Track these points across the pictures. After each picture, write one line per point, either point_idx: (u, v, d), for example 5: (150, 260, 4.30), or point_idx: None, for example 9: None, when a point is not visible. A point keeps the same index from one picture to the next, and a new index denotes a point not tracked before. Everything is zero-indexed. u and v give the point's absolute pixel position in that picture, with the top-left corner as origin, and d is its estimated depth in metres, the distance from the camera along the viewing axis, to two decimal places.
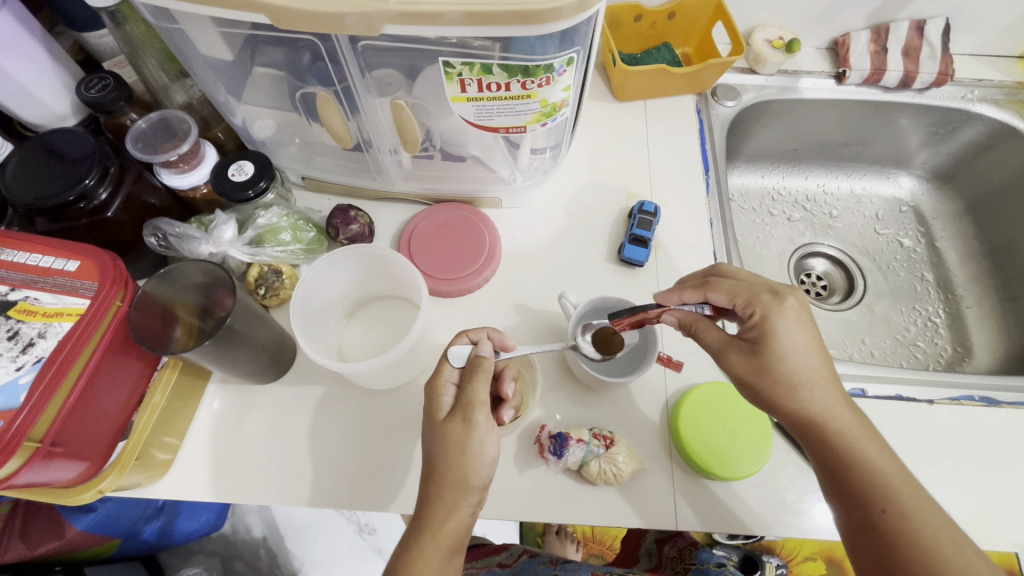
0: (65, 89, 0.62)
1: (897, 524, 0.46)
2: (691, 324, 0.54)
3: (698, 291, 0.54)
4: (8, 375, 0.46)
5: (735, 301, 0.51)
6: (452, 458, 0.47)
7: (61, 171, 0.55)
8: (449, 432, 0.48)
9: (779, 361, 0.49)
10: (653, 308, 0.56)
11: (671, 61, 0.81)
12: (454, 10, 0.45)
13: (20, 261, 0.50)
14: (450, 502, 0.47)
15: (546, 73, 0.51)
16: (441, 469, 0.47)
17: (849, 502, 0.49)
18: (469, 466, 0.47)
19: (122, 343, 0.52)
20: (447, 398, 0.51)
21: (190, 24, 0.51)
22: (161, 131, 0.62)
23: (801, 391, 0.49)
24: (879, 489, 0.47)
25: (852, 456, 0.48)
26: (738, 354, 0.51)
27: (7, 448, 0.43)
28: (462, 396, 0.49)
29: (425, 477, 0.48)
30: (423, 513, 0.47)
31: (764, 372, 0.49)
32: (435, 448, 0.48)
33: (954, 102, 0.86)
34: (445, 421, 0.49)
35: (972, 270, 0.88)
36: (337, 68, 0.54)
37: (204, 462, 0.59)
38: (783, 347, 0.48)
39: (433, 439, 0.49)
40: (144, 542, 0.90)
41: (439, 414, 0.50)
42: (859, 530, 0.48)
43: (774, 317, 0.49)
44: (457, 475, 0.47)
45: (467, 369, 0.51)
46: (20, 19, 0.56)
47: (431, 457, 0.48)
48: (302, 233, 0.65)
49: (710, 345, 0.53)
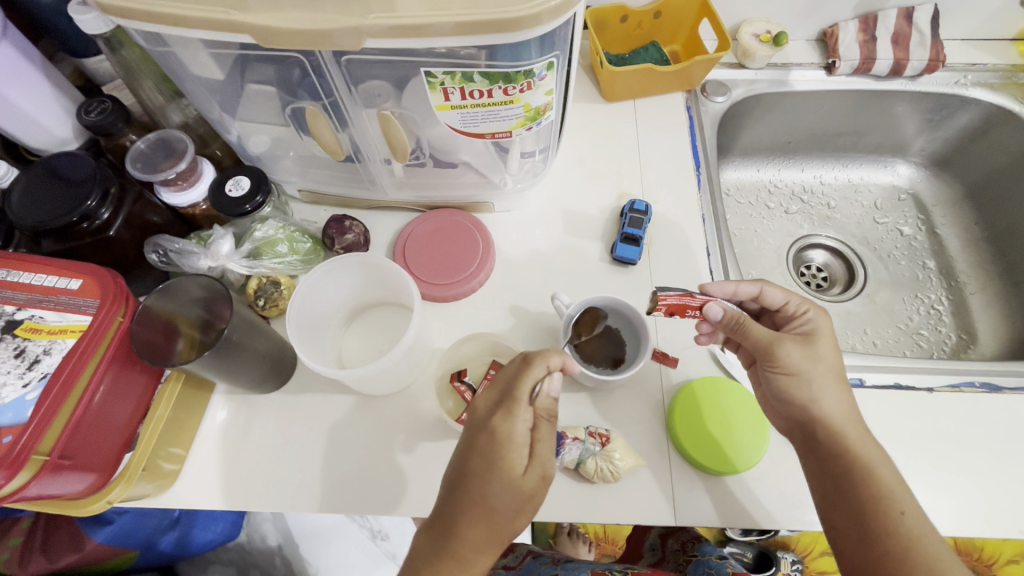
0: (67, 114, 0.64)
1: (913, 527, 0.49)
2: (736, 318, 0.56)
3: (755, 283, 0.60)
4: (15, 392, 0.47)
5: (790, 298, 0.59)
6: (520, 511, 0.47)
7: (63, 194, 0.57)
8: (526, 487, 0.47)
9: (829, 353, 0.55)
10: (700, 296, 0.59)
11: (658, 59, 0.82)
12: (442, 22, 0.46)
13: (26, 282, 0.52)
14: (492, 544, 0.47)
15: (527, 78, 0.52)
16: (502, 519, 0.46)
17: (855, 513, 0.51)
18: (528, 508, 0.48)
19: (125, 358, 0.54)
20: (523, 445, 0.48)
21: (181, 46, 0.52)
22: (160, 150, 0.64)
23: (841, 385, 0.54)
24: (889, 495, 0.50)
25: (865, 464, 0.51)
26: (795, 344, 0.55)
27: (15, 463, 0.45)
28: (538, 452, 0.48)
29: (480, 519, 0.46)
30: (460, 551, 0.46)
31: (820, 361, 0.54)
32: (502, 496, 0.46)
33: (947, 88, 0.86)
34: (525, 477, 0.47)
35: (975, 256, 0.87)
36: (325, 82, 0.55)
37: (211, 472, 0.61)
38: (830, 342, 0.55)
39: (506, 489, 0.46)
40: (162, 553, 0.92)
41: (519, 469, 0.47)
42: (870, 539, 0.50)
43: (823, 318, 0.57)
44: (513, 526, 0.47)
45: (541, 417, 0.50)
46: (20, 50, 0.58)
47: (494, 505, 0.46)
48: (298, 244, 0.67)
49: (761, 336, 0.55)
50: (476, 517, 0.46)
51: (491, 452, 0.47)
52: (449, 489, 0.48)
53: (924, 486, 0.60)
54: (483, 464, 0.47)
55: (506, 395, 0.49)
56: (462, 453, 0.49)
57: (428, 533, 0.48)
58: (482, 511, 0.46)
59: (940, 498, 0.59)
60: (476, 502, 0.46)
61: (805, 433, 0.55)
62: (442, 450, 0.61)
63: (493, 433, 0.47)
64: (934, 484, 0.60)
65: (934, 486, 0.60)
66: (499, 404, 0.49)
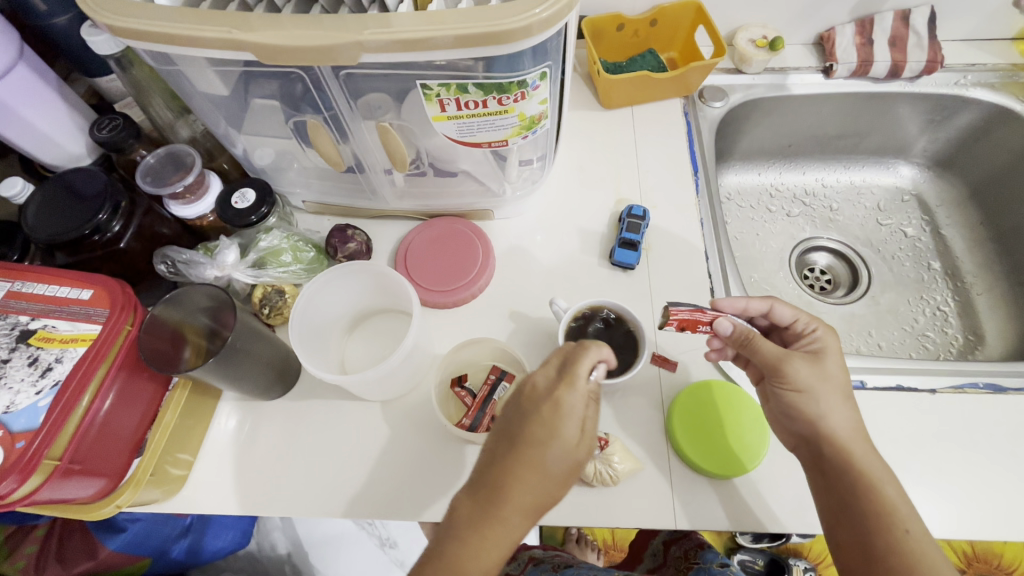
0: (80, 131, 0.66)
1: (918, 546, 0.48)
2: (746, 335, 0.57)
3: (765, 300, 0.60)
4: (29, 399, 0.49)
5: (799, 316, 0.59)
6: (564, 479, 0.47)
7: (77, 208, 0.59)
8: (578, 457, 0.47)
9: (837, 371, 0.55)
10: (710, 312, 0.60)
11: (655, 67, 0.83)
12: (441, 35, 0.47)
13: (40, 292, 0.54)
14: (532, 514, 0.46)
15: (521, 88, 0.53)
16: (550, 486, 0.46)
17: (857, 530, 0.50)
18: (572, 479, 0.48)
19: (134, 365, 0.55)
20: (577, 418, 0.48)
21: (187, 64, 0.54)
22: (168, 164, 0.66)
23: (847, 403, 0.54)
24: (893, 513, 0.50)
25: (871, 480, 0.51)
26: (802, 361, 0.55)
27: (27, 467, 0.46)
28: (589, 427, 0.49)
29: (531, 483, 0.46)
30: (505, 514, 0.45)
31: (826, 378, 0.54)
32: (556, 464, 0.46)
33: (947, 89, 0.86)
34: (578, 447, 0.48)
35: (981, 257, 0.87)
36: (325, 97, 0.57)
37: (218, 478, 0.62)
38: (837, 359, 0.56)
39: (562, 456, 0.47)
40: (174, 561, 0.93)
41: (574, 439, 0.47)
42: (873, 558, 0.49)
43: (831, 335, 0.57)
44: (552, 496, 0.47)
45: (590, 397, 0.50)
46: (36, 71, 0.61)
47: (546, 471, 0.46)
48: (301, 254, 0.68)
49: (769, 352, 0.56)
50: (528, 483, 0.46)
51: (551, 419, 0.47)
52: (497, 456, 0.48)
53: (928, 491, 0.59)
54: (542, 431, 0.47)
55: (564, 370, 0.50)
56: (516, 419, 0.49)
57: (470, 499, 0.47)
58: (535, 473, 0.46)
59: (943, 501, 0.59)
60: (531, 467, 0.46)
61: (811, 448, 0.54)
62: (443, 454, 0.62)
63: (555, 403, 0.48)
64: (937, 488, 0.59)
65: (936, 489, 0.59)
66: (559, 377, 0.50)
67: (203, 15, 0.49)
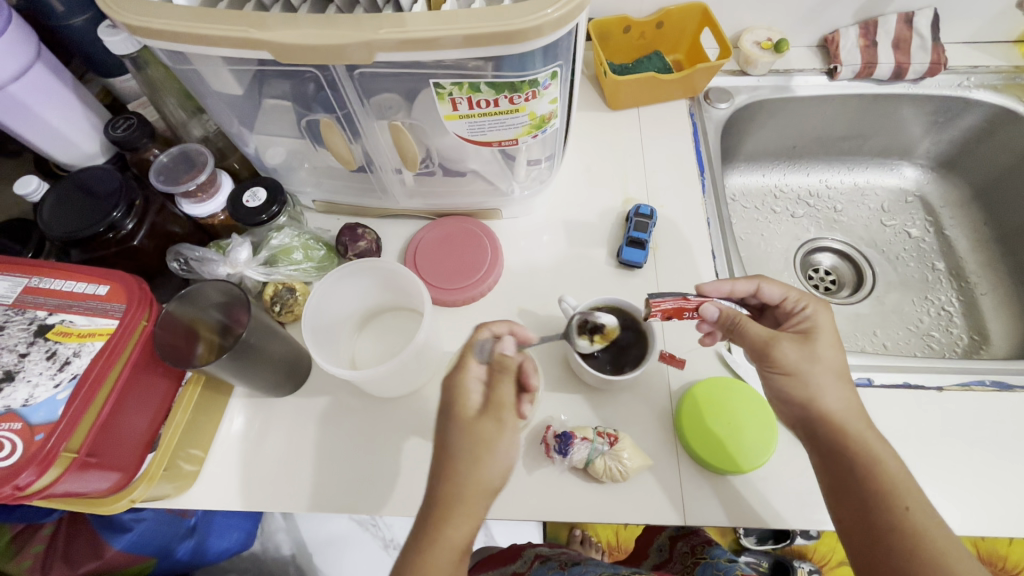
0: (95, 130, 0.67)
1: (918, 522, 0.48)
2: (731, 318, 0.58)
3: (751, 281, 0.60)
4: (47, 392, 0.49)
5: (788, 294, 0.59)
6: (477, 454, 0.46)
7: (92, 206, 0.60)
8: (479, 427, 0.47)
9: (828, 352, 0.55)
10: (695, 298, 0.60)
11: (661, 68, 0.84)
12: (451, 35, 0.48)
13: (56, 288, 0.55)
14: (468, 498, 0.46)
15: (532, 88, 0.54)
16: (462, 463, 0.46)
17: (857, 506, 0.51)
18: (492, 453, 0.47)
19: (148, 361, 0.56)
20: (475, 394, 0.50)
21: (202, 63, 0.55)
22: (181, 163, 0.67)
23: (842, 383, 0.54)
24: (893, 490, 0.50)
25: (870, 457, 0.51)
26: (789, 342, 0.55)
27: (46, 459, 0.47)
28: (490, 396, 0.49)
29: (445, 465, 0.47)
30: (434, 505, 0.46)
31: (814, 359, 0.54)
32: (461, 441, 0.47)
33: (951, 90, 0.87)
34: (478, 418, 0.48)
35: (984, 257, 0.87)
36: (338, 96, 0.58)
37: (229, 475, 0.62)
38: (825, 337, 0.55)
39: (458, 431, 0.48)
40: (179, 562, 0.93)
41: (468, 411, 0.48)
42: (873, 534, 0.49)
43: (820, 313, 0.57)
44: (476, 477, 0.46)
45: (493, 369, 0.51)
46: (53, 70, 0.61)
47: (455, 449, 0.47)
48: (312, 252, 0.69)
49: (756, 335, 0.56)
50: (440, 466, 0.47)
51: (447, 402, 0.50)
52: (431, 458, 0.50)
53: (935, 488, 0.59)
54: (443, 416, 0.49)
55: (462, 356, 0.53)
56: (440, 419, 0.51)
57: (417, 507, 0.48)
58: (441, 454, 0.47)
59: (951, 498, 0.59)
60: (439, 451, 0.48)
61: (807, 429, 0.55)
62: None
63: (449, 385, 0.51)
64: (945, 486, 0.60)
65: (944, 486, 0.59)
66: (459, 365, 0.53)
67: (218, 14, 0.49)
